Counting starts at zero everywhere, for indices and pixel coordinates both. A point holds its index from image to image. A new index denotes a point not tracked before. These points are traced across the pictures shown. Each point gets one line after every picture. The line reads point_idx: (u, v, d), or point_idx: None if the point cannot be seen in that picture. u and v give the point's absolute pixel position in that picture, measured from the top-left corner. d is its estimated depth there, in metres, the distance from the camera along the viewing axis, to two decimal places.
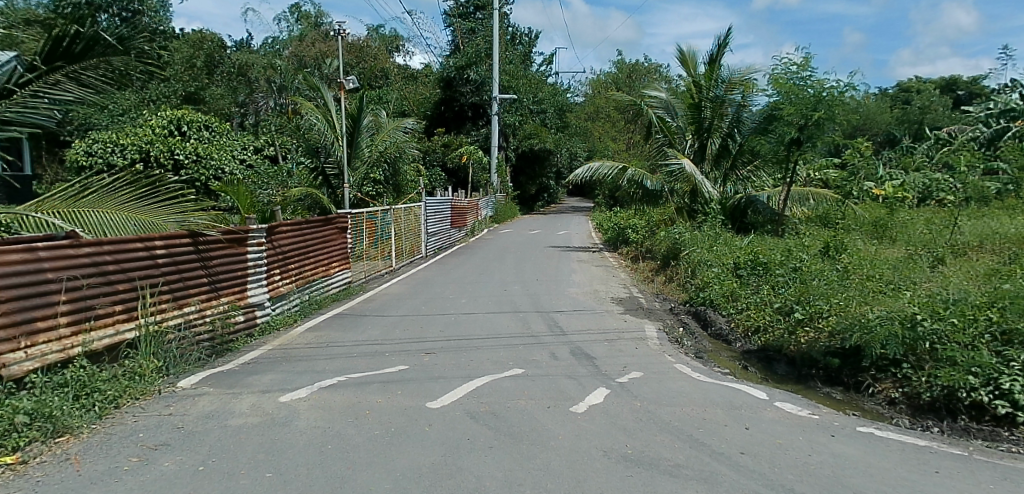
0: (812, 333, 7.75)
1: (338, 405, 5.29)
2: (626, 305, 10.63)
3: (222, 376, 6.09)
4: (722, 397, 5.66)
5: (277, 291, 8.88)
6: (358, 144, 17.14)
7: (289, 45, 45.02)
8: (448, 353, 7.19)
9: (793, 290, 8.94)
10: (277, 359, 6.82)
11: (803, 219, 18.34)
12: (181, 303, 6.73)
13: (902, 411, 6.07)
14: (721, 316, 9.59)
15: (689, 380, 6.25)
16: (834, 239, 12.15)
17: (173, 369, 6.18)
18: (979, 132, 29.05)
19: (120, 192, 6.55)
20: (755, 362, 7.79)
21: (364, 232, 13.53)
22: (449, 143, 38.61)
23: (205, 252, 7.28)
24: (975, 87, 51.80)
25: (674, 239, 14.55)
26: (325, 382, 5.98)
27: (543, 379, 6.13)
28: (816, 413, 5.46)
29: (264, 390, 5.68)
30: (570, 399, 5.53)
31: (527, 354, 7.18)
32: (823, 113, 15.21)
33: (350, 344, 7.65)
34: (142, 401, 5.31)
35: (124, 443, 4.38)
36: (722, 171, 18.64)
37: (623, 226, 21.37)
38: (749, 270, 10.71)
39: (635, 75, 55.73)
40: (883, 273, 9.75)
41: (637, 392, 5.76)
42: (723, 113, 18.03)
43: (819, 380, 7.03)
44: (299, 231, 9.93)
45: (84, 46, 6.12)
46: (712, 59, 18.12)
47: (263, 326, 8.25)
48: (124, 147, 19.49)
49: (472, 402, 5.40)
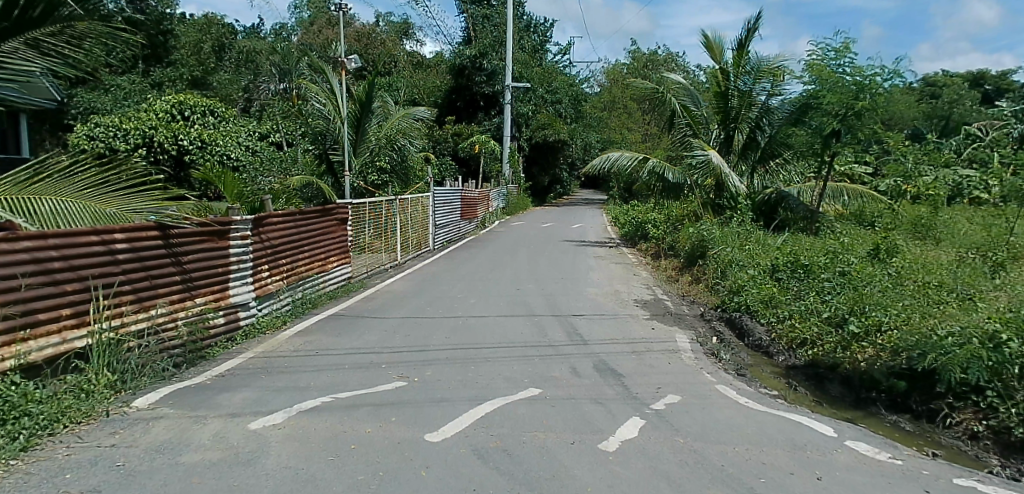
0: (870, 349, 6.77)
1: (319, 436, 4.38)
2: (650, 310, 9.62)
3: (186, 394, 5.18)
4: (782, 433, 4.69)
5: (265, 289, 8.00)
6: (365, 130, 16.32)
7: (299, 32, 44.23)
8: (453, 367, 6.25)
9: (845, 298, 7.97)
10: (256, 372, 5.92)
11: (836, 216, 17.25)
12: (146, 304, 5.83)
13: (989, 449, 5.03)
14: (759, 324, 8.51)
15: (735, 406, 5.29)
16: (880, 240, 11.12)
17: (131, 384, 5.29)
18: (1012, 129, 27.79)
19: (78, 177, 5.57)
20: (803, 381, 6.75)
21: (367, 224, 12.61)
22: (461, 132, 37.66)
23: (177, 246, 6.36)
24: (1004, 82, 50.48)
25: (699, 236, 13.49)
26: (307, 403, 5.07)
27: (565, 403, 5.18)
28: (898, 456, 4.45)
29: (234, 414, 4.78)
30: (597, 432, 4.57)
31: (545, 369, 6.22)
32: (866, 103, 14.43)
33: (342, 353, 6.73)
34: (84, 426, 4.42)
35: (42, 489, 3.49)
36: (750, 164, 17.35)
37: (642, 221, 20.37)
38: (789, 273, 9.75)
39: (652, 65, 54.22)
40: (943, 280, 8.72)
41: (679, 423, 4.79)
42: (751, 103, 16.87)
43: (882, 405, 6.01)
44: (291, 223, 9.04)
45: (43, 10, 5.12)
46: (741, 45, 16.97)
47: (247, 329, 7.37)
48: (126, 132, 18.69)
49: (478, 435, 4.45)
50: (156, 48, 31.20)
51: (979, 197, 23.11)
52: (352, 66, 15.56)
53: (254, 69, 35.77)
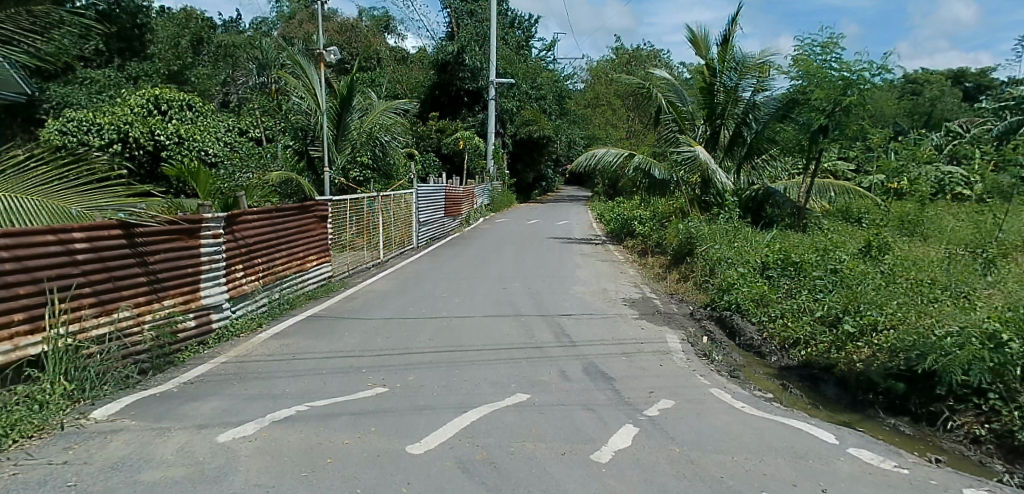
0: (866, 350, 6.59)
1: (292, 449, 4.08)
2: (639, 309, 9.41)
3: (150, 404, 4.84)
4: (781, 441, 4.48)
5: (239, 289, 7.66)
6: (346, 126, 15.99)
7: (279, 26, 43.46)
8: (436, 371, 5.97)
9: (838, 297, 7.82)
10: (228, 378, 5.60)
11: (823, 214, 17.35)
12: (110, 308, 5.47)
13: (993, 454, 4.86)
14: (750, 324, 8.33)
15: (732, 412, 5.06)
16: (870, 236, 11.02)
17: (90, 393, 4.94)
18: (993, 125, 27.98)
19: (34, 173, 5.27)
20: (798, 382, 6.57)
21: (348, 221, 12.25)
22: (444, 128, 37.26)
23: (143, 246, 5.99)
24: (983, 79, 51.19)
25: (687, 233, 13.32)
26: (281, 411, 4.76)
27: (554, 410, 4.92)
28: (903, 465, 4.25)
29: (200, 425, 4.46)
30: (589, 441, 4.32)
31: (533, 373, 5.96)
32: (853, 98, 14.32)
33: (320, 357, 6.42)
34: (35, 441, 4.07)
35: None
36: (736, 161, 17.25)
37: (628, 218, 20.21)
38: (780, 271, 9.60)
39: (635, 62, 54.08)
40: (935, 277, 8.61)
41: (675, 431, 4.55)
42: (736, 99, 16.71)
43: (880, 408, 5.84)
44: (267, 221, 8.70)
45: None
46: (726, 40, 16.83)
47: (219, 333, 7.03)
48: (100, 126, 17.97)
49: (463, 447, 4.18)
50: (131, 41, 29.40)
51: (961, 193, 23.22)
52: (331, 58, 15.12)
53: (233, 64, 35.04)
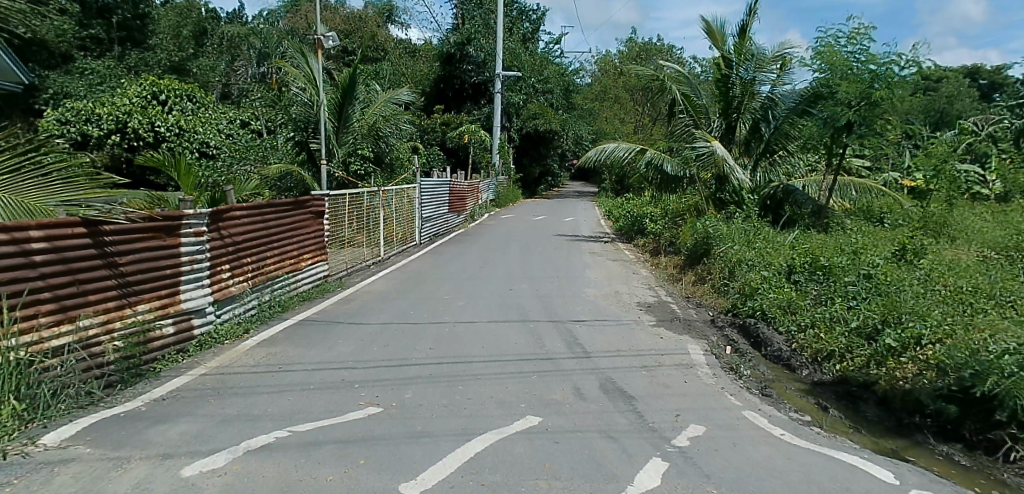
0: (911, 366, 5.98)
1: (267, 487, 3.50)
2: (657, 315, 8.81)
3: (111, 428, 4.26)
4: (832, 481, 3.86)
5: (225, 291, 7.08)
6: (347, 118, 15.35)
7: (284, 16, 42.81)
8: (437, 386, 5.39)
9: (876, 306, 7.21)
10: (204, 394, 5.03)
11: (843, 212, 16.82)
12: (73, 315, 4.88)
13: None
14: (777, 333, 7.70)
15: (771, 442, 4.46)
16: (901, 239, 10.39)
17: (44, 413, 4.36)
18: (1012, 122, 27.28)
19: None
20: (835, 401, 5.94)
21: (347, 217, 11.63)
22: (449, 121, 36.65)
23: (112, 248, 5.40)
24: (999, 76, 50.40)
25: (703, 232, 12.68)
26: (259, 439, 4.18)
27: (569, 438, 4.33)
28: None
29: (164, 455, 3.88)
30: (611, 480, 3.72)
31: (544, 389, 5.38)
32: (881, 92, 13.82)
33: (309, 368, 5.83)
34: None
35: None
36: (753, 157, 16.50)
37: (639, 216, 19.63)
38: (807, 275, 9.00)
39: (643, 55, 53.25)
40: (978, 284, 8.01)
41: (710, 468, 3.96)
42: (754, 92, 15.93)
43: (929, 433, 5.21)
44: (257, 217, 8.11)
45: None
46: (743, 31, 16.08)
47: (201, 340, 6.46)
48: (100, 116, 17.29)
49: (465, 486, 3.58)
50: (132, 30, 29.00)
51: (980, 193, 22.58)
52: (330, 45, 14.29)
53: (236, 54, 34.49)
